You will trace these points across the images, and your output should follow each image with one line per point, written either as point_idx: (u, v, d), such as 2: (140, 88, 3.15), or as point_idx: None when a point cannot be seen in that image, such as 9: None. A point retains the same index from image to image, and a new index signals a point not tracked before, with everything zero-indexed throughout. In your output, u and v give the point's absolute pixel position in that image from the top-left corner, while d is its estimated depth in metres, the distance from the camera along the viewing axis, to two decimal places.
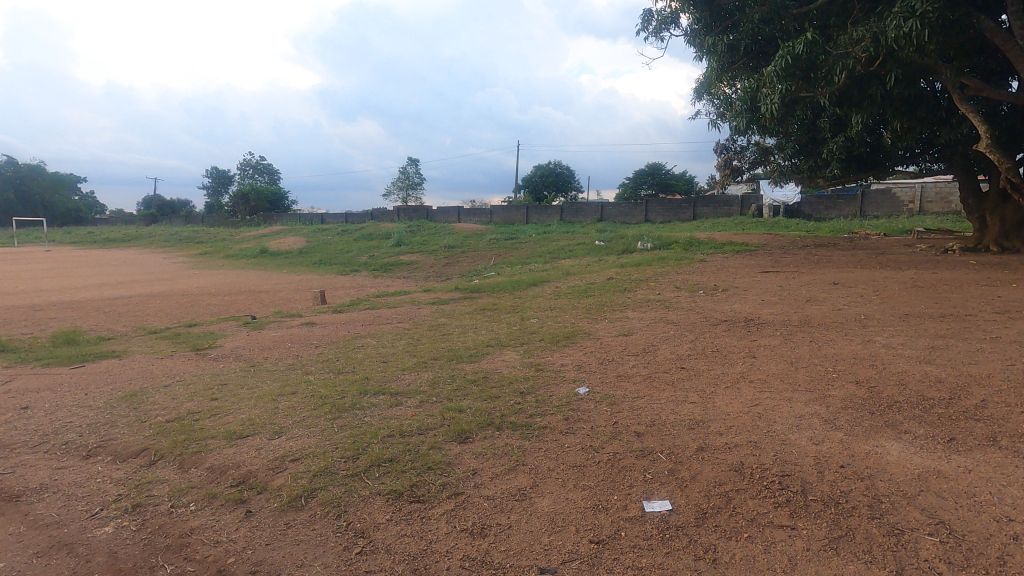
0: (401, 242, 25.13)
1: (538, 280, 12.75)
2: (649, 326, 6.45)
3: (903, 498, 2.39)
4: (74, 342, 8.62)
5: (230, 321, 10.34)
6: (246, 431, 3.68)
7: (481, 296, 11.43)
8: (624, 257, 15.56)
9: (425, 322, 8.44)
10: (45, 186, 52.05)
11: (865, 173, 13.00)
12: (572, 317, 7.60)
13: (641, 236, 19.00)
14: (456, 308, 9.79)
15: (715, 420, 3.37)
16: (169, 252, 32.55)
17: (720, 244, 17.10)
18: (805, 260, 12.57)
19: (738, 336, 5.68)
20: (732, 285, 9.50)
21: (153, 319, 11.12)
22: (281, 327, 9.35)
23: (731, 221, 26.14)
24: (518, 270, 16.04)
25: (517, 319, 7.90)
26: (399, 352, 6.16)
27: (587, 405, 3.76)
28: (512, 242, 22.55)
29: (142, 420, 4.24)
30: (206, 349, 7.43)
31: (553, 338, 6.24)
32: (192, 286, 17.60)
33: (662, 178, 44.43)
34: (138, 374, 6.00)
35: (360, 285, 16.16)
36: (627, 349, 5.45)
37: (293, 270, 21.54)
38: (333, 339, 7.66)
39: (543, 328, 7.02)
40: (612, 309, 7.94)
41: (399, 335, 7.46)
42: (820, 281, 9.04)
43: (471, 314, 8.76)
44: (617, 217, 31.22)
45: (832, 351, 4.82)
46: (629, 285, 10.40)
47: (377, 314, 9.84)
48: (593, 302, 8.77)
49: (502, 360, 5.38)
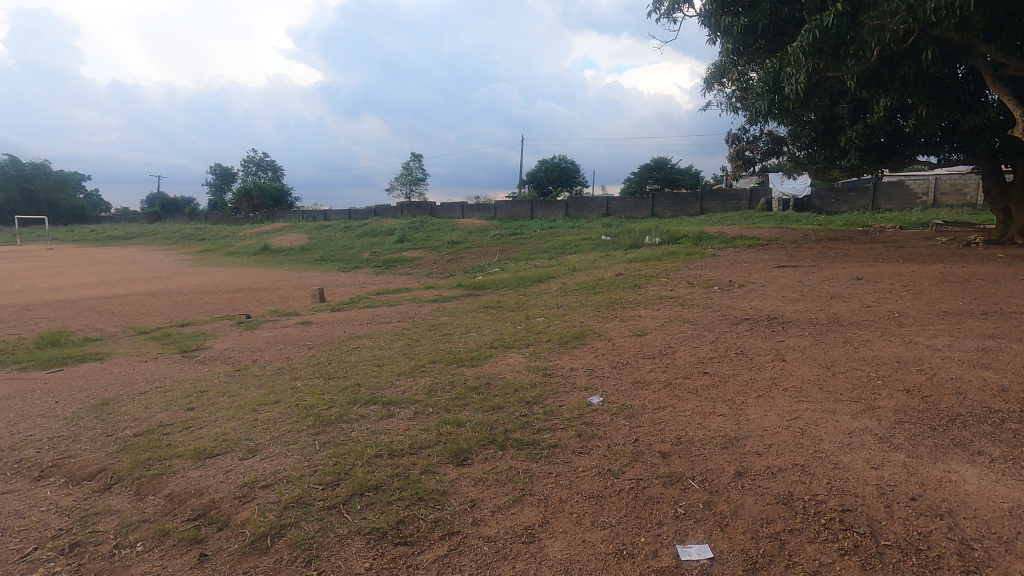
0: (404, 238, 24.75)
1: (544, 276, 12.28)
2: (664, 326, 5.98)
3: (998, 544, 1.95)
4: (59, 343, 8.24)
5: (224, 320, 9.97)
6: (217, 449, 3.25)
7: (485, 293, 11.03)
8: (632, 252, 15.11)
9: (425, 321, 8.03)
10: (49, 184, 51.97)
11: (884, 163, 12.45)
12: (580, 316, 7.15)
13: (648, 231, 18.55)
14: (458, 305, 9.39)
15: (750, 437, 2.93)
16: (171, 249, 32.31)
17: (731, 238, 16.56)
18: (822, 255, 12.04)
19: (763, 337, 5.20)
20: (748, 280, 9.02)
21: (146, 319, 10.74)
22: (275, 327, 8.94)
23: (739, 215, 25.61)
24: (523, 266, 15.59)
25: (521, 317, 7.47)
26: (396, 355, 5.75)
27: (602, 418, 3.32)
28: (517, 237, 22.11)
29: (108, 434, 3.84)
30: (194, 351, 7.03)
31: (561, 338, 5.79)
32: (190, 284, 17.25)
33: (668, 172, 43.95)
34: (116, 380, 5.59)
35: (361, 282, 15.78)
36: (642, 352, 5.00)
37: (294, 268, 21.17)
38: (328, 339, 7.26)
39: (549, 328, 6.59)
40: (622, 307, 7.47)
41: (397, 335, 7.04)
42: (842, 276, 8.54)
43: (474, 313, 8.34)
44: (622, 212, 30.89)
45: (872, 354, 4.35)
46: (639, 280, 9.95)
47: (376, 313, 9.43)
48: (602, 299, 8.32)
49: (505, 364, 4.95)
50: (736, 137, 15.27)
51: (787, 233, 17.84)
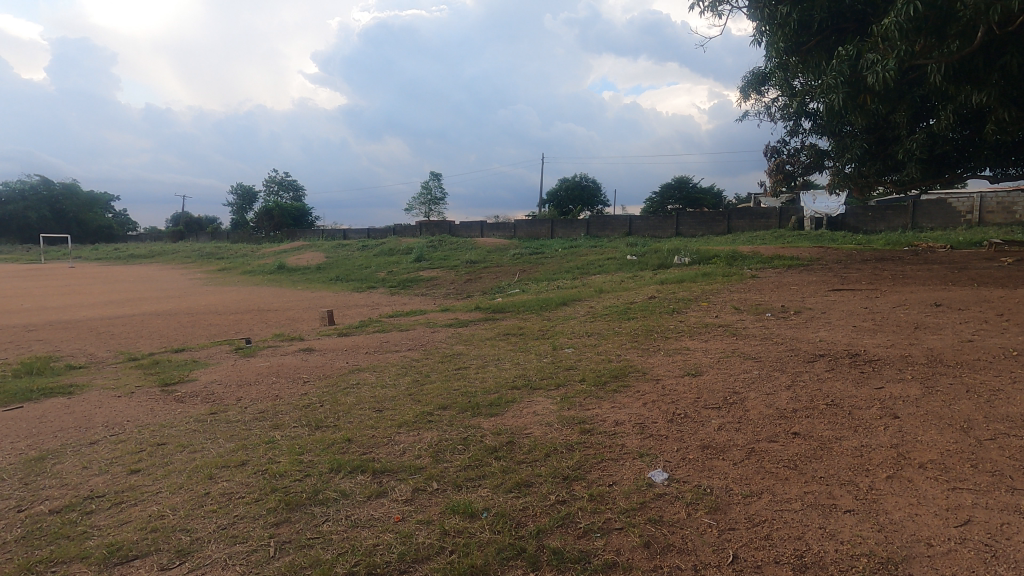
0: (422, 258, 24.07)
1: (569, 299, 11.34)
2: (721, 364, 4.98)
3: None
4: (38, 370, 7.52)
5: (223, 346, 9.19)
6: (136, 549, 2.36)
7: (505, 317, 10.14)
8: (662, 273, 14.10)
9: (438, 350, 7.15)
10: (77, 203, 52.95)
11: (945, 175, 11.26)
12: (615, 347, 6.19)
13: (677, 250, 17.53)
14: (475, 332, 8.51)
15: (913, 560, 1.95)
16: (189, 268, 32.14)
17: (768, 258, 15.44)
18: (877, 277, 10.89)
19: (853, 382, 4.15)
20: (803, 306, 7.97)
21: (143, 343, 10.07)
22: (274, 354, 8.13)
23: (769, 234, 24.43)
24: (545, 287, 14.68)
25: (547, 349, 6.54)
26: (400, 396, 4.84)
27: (677, 512, 2.35)
28: (537, 257, 21.24)
29: (17, 509, 2.98)
30: (176, 384, 6.22)
31: (597, 378, 4.83)
32: (200, 305, 16.67)
33: (689, 192, 42.97)
34: (72, 422, 4.75)
35: (375, 304, 15.04)
36: (702, 402, 3.99)
37: (308, 287, 20.56)
38: (328, 371, 6.40)
39: (580, 362, 5.65)
40: (663, 338, 6.48)
41: (405, 368, 6.16)
42: (916, 302, 7.44)
43: (493, 341, 7.42)
44: (646, 231, 29.83)
45: (1018, 412, 3.27)
46: (676, 305, 8.96)
47: (385, 340, 8.57)
48: (637, 327, 7.35)
49: (532, 413, 3.99)
50: (774, 149, 14.22)
51: (828, 253, 16.65)
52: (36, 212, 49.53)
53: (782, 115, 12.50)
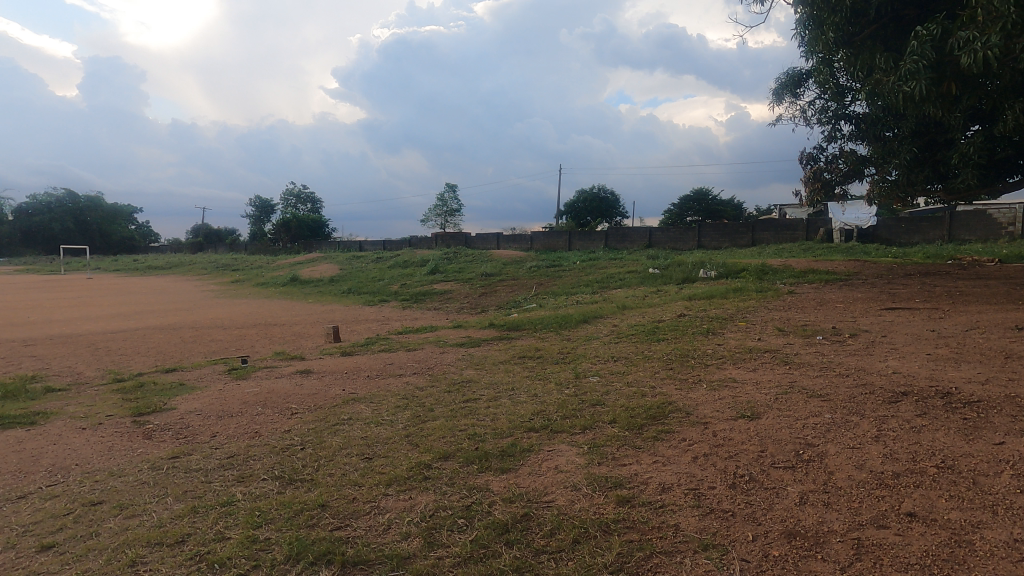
0: (436, 270, 23.45)
1: (589, 315, 10.54)
2: (781, 402, 4.14)
3: None
4: (13, 392, 6.92)
5: (217, 366, 8.54)
6: None
7: (521, 336, 9.37)
8: (688, 288, 13.23)
9: (446, 375, 6.39)
10: (100, 215, 53.62)
11: (1004, 181, 10.27)
12: (647, 377, 5.38)
13: (703, 263, 16.59)
14: (488, 353, 7.75)
15: None
16: (204, 279, 31.93)
17: (802, 272, 14.47)
18: (930, 294, 9.92)
19: (961, 433, 3.29)
20: (857, 327, 7.08)
21: (136, 361, 9.47)
22: (268, 377, 7.42)
23: (797, 247, 23.33)
24: (563, 302, 13.89)
25: (568, 377, 5.73)
26: (397, 437, 4.09)
27: None
28: (555, 270, 20.46)
29: None
30: (151, 414, 5.53)
31: (631, 419, 4.03)
32: (206, 318, 16.17)
33: (709, 204, 41.96)
34: (14, 464, 4.08)
35: (385, 318, 14.38)
36: (768, 458, 3.17)
37: (319, 300, 20.02)
38: (320, 400, 5.67)
39: (609, 396, 4.85)
40: (703, 366, 5.64)
41: (407, 398, 5.39)
42: (991, 325, 6.49)
43: (506, 366, 6.63)
44: (666, 243, 28.89)
45: None
46: (709, 325, 8.11)
47: (390, 361, 7.84)
48: (670, 352, 6.51)
49: (553, 469, 3.22)
50: (810, 156, 13.30)
51: (865, 266, 15.60)
52: (60, 224, 50.28)
53: (820, 118, 11.67)
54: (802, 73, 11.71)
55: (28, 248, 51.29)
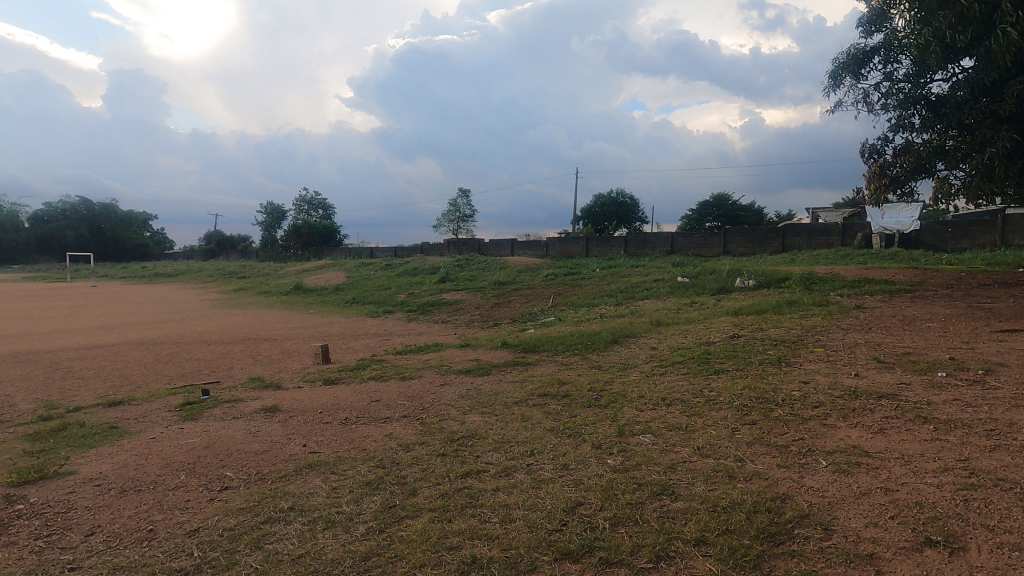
0: (446, 278, 21.97)
1: (620, 333, 8.92)
2: (983, 512, 2.48)
3: None
4: None
5: (171, 399, 7.04)
6: None
7: (536, 360, 7.79)
8: (728, 301, 11.56)
9: (442, 425, 4.78)
10: (114, 221, 53.17)
11: None
12: (726, 441, 3.72)
13: (741, 270, 14.82)
14: (498, 387, 6.16)
15: None
16: (209, 288, 30.81)
17: (856, 281, 12.71)
18: None
19: None
20: (984, 359, 5.35)
21: (83, 390, 7.99)
22: (222, 417, 5.90)
23: (834, 253, 21.36)
24: (585, 315, 12.27)
25: (608, 434, 4.10)
26: (349, 563, 2.53)
27: None
28: (574, 278, 18.82)
29: None
30: (31, 485, 4.00)
31: (736, 541, 2.42)
32: (194, 331, 14.80)
33: (729, 209, 40.11)
34: None
35: (388, 333, 12.88)
36: None
37: (320, 311, 18.61)
38: (265, 464, 4.10)
39: (678, 477, 3.20)
40: (802, 422, 3.97)
41: (383, 466, 3.82)
42: None
43: (522, 410, 5.02)
44: (689, 249, 27.10)
45: None
46: (776, 351, 6.43)
47: (376, 397, 6.24)
48: (742, 394, 4.85)
49: None
50: (873, 148, 11.53)
51: (927, 275, 13.72)
52: (74, 230, 49.81)
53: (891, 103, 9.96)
54: (867, 51, 10.01)
55: (43, 256, 51.00)
